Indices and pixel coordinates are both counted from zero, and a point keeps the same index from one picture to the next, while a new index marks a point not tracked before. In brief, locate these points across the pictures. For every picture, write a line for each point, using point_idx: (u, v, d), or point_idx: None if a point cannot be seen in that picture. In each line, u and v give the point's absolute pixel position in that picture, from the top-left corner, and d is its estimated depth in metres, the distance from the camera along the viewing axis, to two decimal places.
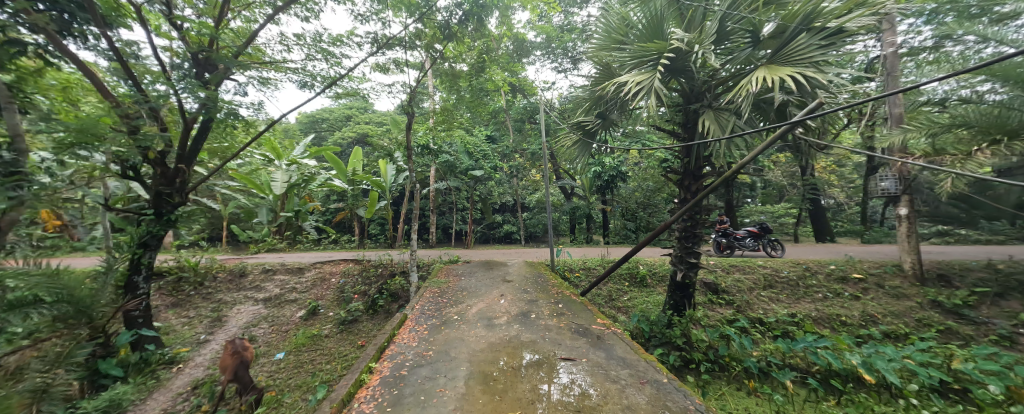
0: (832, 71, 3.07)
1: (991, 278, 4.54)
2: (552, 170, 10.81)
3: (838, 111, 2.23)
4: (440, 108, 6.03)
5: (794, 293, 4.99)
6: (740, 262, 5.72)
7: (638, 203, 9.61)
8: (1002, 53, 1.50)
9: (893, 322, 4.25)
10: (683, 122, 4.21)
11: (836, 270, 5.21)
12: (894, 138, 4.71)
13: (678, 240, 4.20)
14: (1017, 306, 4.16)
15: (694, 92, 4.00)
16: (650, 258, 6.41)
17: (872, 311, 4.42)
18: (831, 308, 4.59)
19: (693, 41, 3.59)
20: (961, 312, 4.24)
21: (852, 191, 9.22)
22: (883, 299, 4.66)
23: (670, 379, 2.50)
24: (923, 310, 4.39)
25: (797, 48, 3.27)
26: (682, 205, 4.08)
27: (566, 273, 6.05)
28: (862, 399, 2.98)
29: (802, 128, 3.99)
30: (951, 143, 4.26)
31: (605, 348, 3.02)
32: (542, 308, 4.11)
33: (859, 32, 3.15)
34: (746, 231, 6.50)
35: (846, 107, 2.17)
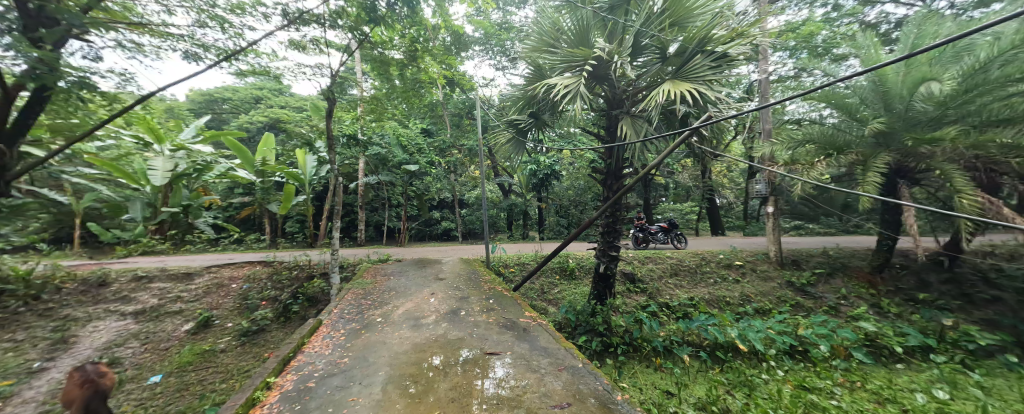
0: (721, 89, 3.62)
1: (825, 262, 5.82)
2: (489, 167, 10.85)
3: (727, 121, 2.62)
4: (369, 97, 5.61)
5: (693, 279, 5.75)
6: (652, 254, 6.41)
7: (570, 201, 10.15)
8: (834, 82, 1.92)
9: (763, 300, 5.18)
10: (607, 126, 4.54)
11: (724, 258, 6.17)
12: (766, 149, 5.73)
13: (602, 235, 4.52)
14: (840, 282, 5.41)
15: (615, 98, 4.34)
16: (578, 252, 6.84)
17: (748, 292, 5.34)
18: (720, 291, 5.41)
19: (613, 51, 3.89)
20: (805, 289, 5.36)
21: (739, 192, 11.00)
22: (755, 281, 5.64)
23: (585, 364, 2.70)
24: (783, 289, 5.43)
25: (694, 67, 3.77)
26: (605, 202, 4.41)
27: (501, 268, 6.14)
28: (737, 366, 3.59)
29: (699, 137, 4.60)
30: (803, 155, 5.33)
31: (530, 339, 3.14)
32: (472, 304, 4.11)
33: (740, 58, 3.76)
34: (658, 226, 7.32)
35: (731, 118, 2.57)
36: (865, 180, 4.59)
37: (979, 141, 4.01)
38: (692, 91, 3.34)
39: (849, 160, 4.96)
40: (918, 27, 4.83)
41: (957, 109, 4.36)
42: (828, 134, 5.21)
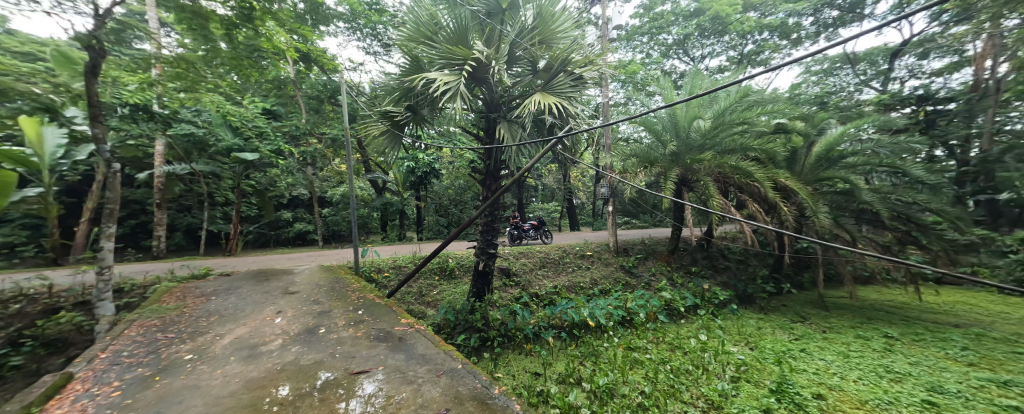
0: (579, 105, 4.18)
1: (644, 248, 7.50)
2: (358, 161, 9.70)
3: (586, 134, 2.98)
4: (175, 58, 4.09)
5: (558, 269, 6.49)
6: (523, 249, 6.94)
7: (450, 200, 10.04)
8: None
9: (605, 282, 6.27)
10: (485, 128, 4.64)
11: (579, 250, 7.20)
12: (609, 159, 6.97)
13: (480, 234, 4.60)
14: (653, 263, 7.08)
15: (493, 102, 4.46)
16: (455, 251, 6.80)
17: (596, 276, 6.38)
18: (577, 277, 6.28)
19: (490, 56, 3.98)
20: (632, 270, 6.77)
21: (590, 194, 13.10)
22: (601, 267, 6.79)
23: (464, 364, 2.66)
24: (620, 272, 6.72)
25: (559, 83, 4.24)
26: (484, 202, 4.50)
27: (373, 274, 5.52)
28: (589, 339, 4.26)
29: (563, 146, 5.21)
30: (632, 165, 6.72)
31: (405, 348, 2.91)
32: (336, 318, 3.55)
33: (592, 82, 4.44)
34: (529, 223, 7.97)
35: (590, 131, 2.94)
36: (666, 187, 6.11)
37: (721, 163, 5.95)
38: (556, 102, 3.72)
39: (658, 171, 6.53)
40: (696, 77, 6.72)
41: (713, 142, 6.25)
42: (647, 150, 6.75)
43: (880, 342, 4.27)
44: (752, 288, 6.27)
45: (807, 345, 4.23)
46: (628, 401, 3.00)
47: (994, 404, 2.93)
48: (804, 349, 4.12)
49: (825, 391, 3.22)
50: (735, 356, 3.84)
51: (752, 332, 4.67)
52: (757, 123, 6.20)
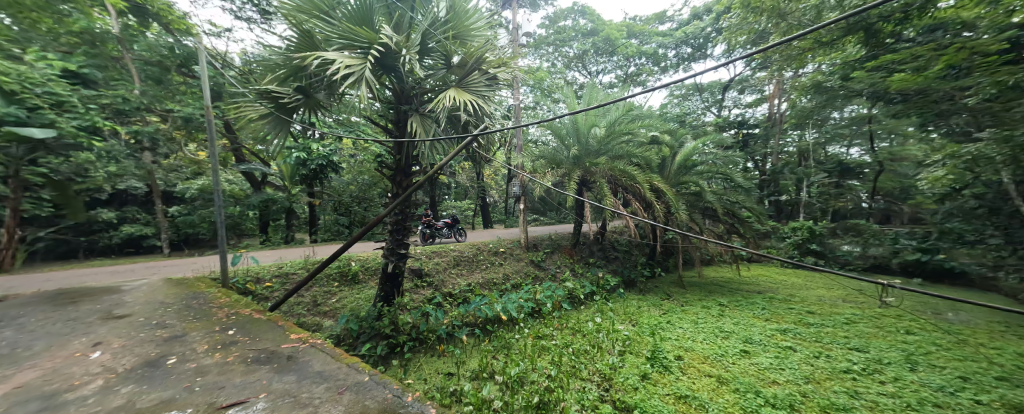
0: (494, 105, 4.24)
1: (551, 243, 8.06)
2: (228, 149, 7.99)
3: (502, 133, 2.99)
4: None
5: (471, 267, 6.47)
6: (435, 248, 6.74)
7: (352, 197, 9.09)
8: None
9: (516, 277, 6.53)
10: (395, 120, 4.33)
11: (493, 247, 7.33)
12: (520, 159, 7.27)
13: (389, 233, 4.30)
14: (558, 257, 7.66)
15: (403, 93, 4.21)
16: (358, 253, 6.21)
17: (508, 272, 6.58)
18: (490, 274, 6.36)
19: (401, 44, 3.72)
20: (540, 264, 7.23)
21: (502, 192, 13.45)
22: (513, 262, 7.04)
23: (371, 375, 2.45)
24: (530, 267, 7.08)
25: (473, 81, 4.23)
26: (394, 199, 4.20)
27: (250, 285, 4.63)
28: (501, 333, 4.40)
29: (478, 143, 5.22)
30: (541, 166, 7.13)
31: (295, 368, 2.53)
32: (194, 343, 2.87)
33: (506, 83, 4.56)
34: (443, 222, 7.78)
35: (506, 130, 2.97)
36: (569, 187, 6.69)
37: (613, 167, 6.81)
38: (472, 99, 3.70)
39: (563, 172, 7.09)
40: (593, 89, 7.50)
41: (607, 148, 7.11)
42: (553, 153, 7.28)
43: (718, 309, 5.50)
44: (635, 273, 7.37)
45: (671, 317, 5.17)
46: (537, 386, 3.20)
47: (779, 346, 4.10)
48: (670, 320, 5.02)
49: (685, 353, 3.99)
50: (623, 333, 4.45)
51: (632, 311, 5.49)
52: (639, 134, 7.30)
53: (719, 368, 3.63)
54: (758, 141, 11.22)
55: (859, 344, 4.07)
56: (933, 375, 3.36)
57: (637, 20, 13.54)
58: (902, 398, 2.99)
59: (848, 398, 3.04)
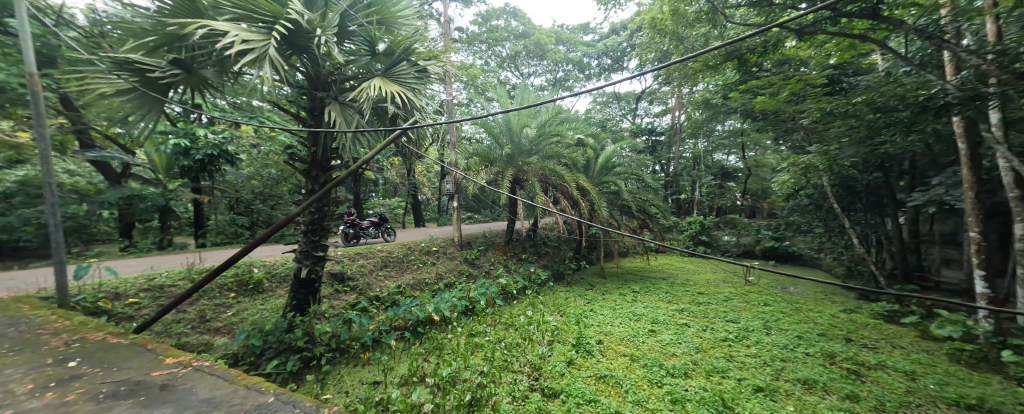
0: (423, 99, 4.12)
1: (484, 241, 8.11)
2: None
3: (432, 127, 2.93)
4: None
5: (400, 268, 6.16)
6: (360, 249, 6.28)
7: (256, 194, 7.94)
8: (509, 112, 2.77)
9: (449, 276, 6.42)
10: (309, 108, 3.90)
11: (424, 246, 7.08)
12: (452, 157, 7.20)
13: (303, 234, 3.88)
14: (491, 254, 7.72)
15: (318, 79, 3.81)
16: (263, 258, 5.44)
17: (440, 272, 6.42)
18: (420, 275, 6.13)
19: (315, 23, 3.36)
20: (474, 262, 7.23)
21: (434, 190, 13.01)
22: (445, 262, 6.88)
23: (279, 395, 2.19)
24: (462, 265, 7.00)
25: (401, 72, 4.05)
26: (309, 196, 3.80)
27: (105, 303, 3.73)
28: (432, 335, 4.33)
29: (406, 138, 5.03)
30: (473, 164, 7.14)
31: (175, 398, 2.13)
32: (10, 383, 2.21)
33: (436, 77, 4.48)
34: (369, 221, 7.29)
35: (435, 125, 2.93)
36: (502, 185, 6.81)
37: (543, 167, 7.14)
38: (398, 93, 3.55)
39: (496, 171, 7.19)
40: (525, 91, 7.75)
41: (538, 149, 7.41)
42: (486, 151, 7.33)
43: (632, 295, 6.16)
44: (564, 266, 7.85)
45: (592, 306, 5.64)
46: (469, 384, 3.23)
47: (678, 324, 4.78)
48: (592, 308, 5.48)
49: (604, 337, 4.40)
50: (551, 324, 4.73)
51: (559, 302, 5.84)
52: (567, 136, 7.75)
53: (631, 348, 4.09)
54: (664, 146, 12.80)
55: (733, 316, 4.96)
56: (781, 336, 4.26)
57: (563, 28, 14.37)
58: (762, 357, 3.75)
59: (726, 361, 3.70)
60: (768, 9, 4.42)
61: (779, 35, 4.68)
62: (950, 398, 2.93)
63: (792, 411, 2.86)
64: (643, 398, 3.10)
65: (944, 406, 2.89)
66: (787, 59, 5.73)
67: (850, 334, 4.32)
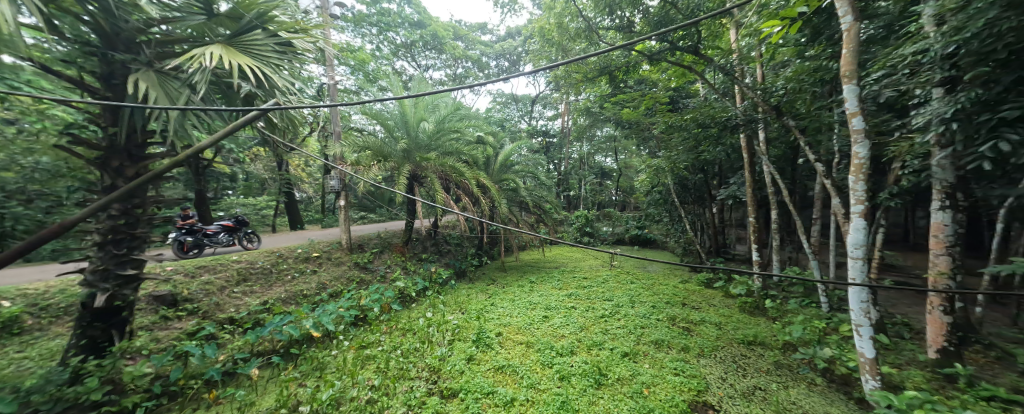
0: (286, 77, 3.47)
1: (379, 243, 7.40)
2: None
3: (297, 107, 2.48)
4: None
5: (267, 281, 5.07)
6: (209, 262, 4.99)
7: None
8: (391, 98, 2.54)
9: (335, 284, 5.54)
10: (103, 74, 2.85)
11: (301, 253, 6.02)
12: (336, 149, 6.34)
13: (97, 247, 2.83)
14: (387, 256, 7.00)
15: (118, 37, 2.82)
16: (26, 285, 3.78)
17: (323, 280, 5.48)
18: (296, 286, 5.13)
19: None
20: (367, 266, 6.36)
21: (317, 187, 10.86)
22: (329, 268, 5.93)
23: None
24: (351, 270, 6.09)
25: (254, 42, 3.32)
26: (108, 194, 2.79)
27: None
28: (310, 354, 3.73)
29: (265, 122, 4.22)
30: (363, 158, 6.43)
31: None
32: None
33: (305, 53, 3.83)
34: (219, 225, 5.89)
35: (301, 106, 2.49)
36: (398, 182, 6.30)
37: (443, 163, 6.84)
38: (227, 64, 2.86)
39: (390, 166, 6.65)
40: (420, 83, 7.35)
41: (437, 144, 7.08)
42: (379, 144, 6.68)
43: (529, 286, 6.50)
44: (466, 263, 7.77)
45: (493, 299, 5.74)
46: (358, 402, 2.92)
47: (567, 307, 5.24)
48: (493, 302, 5.56)
49: (503, 328, 4.50)
50: (451, 322, 4.62)
51: (460, 300, 5.74)
52: (466, 133, 7.65)
53: (527, 335, 4.29)
54: (557, 148, 13.92)
55: (610, 295, 5.71)
56: (643, 307, 5.09)
57: (461, 24, 14.24)
58: (629, 327, 4.40)
59: (603, 335, 4.21)
60: (631, 34, 5.19)
61: (637, 59, 5.54)
62: (742, 339, 3.96)
63: (648, 368, 3.43)
64: (536, 381, 3.27)
65: (738, 345, 3.90)
66: (644, 78, 6.82)
67: (686, 299, 5.43)
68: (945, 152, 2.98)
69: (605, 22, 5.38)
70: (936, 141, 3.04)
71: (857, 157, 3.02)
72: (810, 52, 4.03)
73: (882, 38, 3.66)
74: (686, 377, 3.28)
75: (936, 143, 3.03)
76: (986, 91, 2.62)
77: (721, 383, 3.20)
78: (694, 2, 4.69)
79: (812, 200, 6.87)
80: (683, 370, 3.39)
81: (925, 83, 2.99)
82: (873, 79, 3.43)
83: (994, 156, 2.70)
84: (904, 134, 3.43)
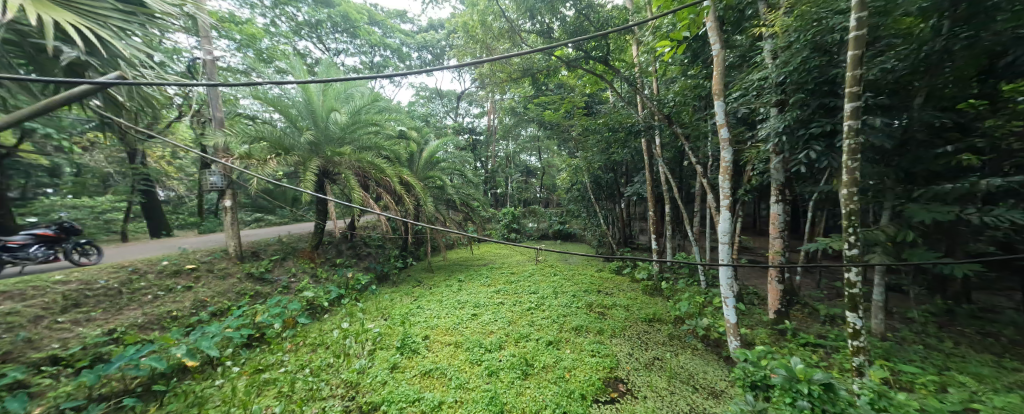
0: (129, 45, 2.84)
1: (280, 249, 6.42)
2: None
3: (148, 84, 1.94)
4: None
5: (115, 304, 3.98)
6: (14, 287, 3.68)
7: None
8: (284, 81, 2.16)
9: (220, 300, 4.61)
10: None
11: (168, 265, 4.87)
12: (217, 138, 5.26)
13: None
14: (291, 263, 6.11)
15: None
16: None
17: (201, 296, 4.52)
18: (161, 307, 4.13)
19: None
20: (264, 277, 5.44)
21: (191, 184, 8.82)
22: (211, 282, 4.92)
23: None
24: (241, 283, 5.14)
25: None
26: None
27: None
28: (183, 388, 3.05)
29: (101, 101, 3.33)
30: (256, 151, 5.48)
31: None
32: None
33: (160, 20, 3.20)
34: (26, 237, 4.40)
35: (152, 82, 1.95)
36: (305, 178, 5.54)
37: (360, 159, 6.18)
38: (32, 20, 2.16)
39: (293, 161, 5.81)
40: (329, 68, 6.57)
41: (351, 137, 6.42)
42: (277, 135, 5.78)
43: (457, 285, 6.39)
44: (389, 266, 7.26)
45: (419, 302, 5.49)
46: None
47: (495, 303, 5.32)
48: (419, 305, 5.33)
49: (430, 331, 4.34)
50: (371, 330, 4.28)
51: (383, 306, 5.35)
52: (386, 127, 7.12)
53: (455, 335, 4.22)
54: (483, 146, 13.92)
55: (536, 288, 5.96)
56: (565, 297, 5.45)
57: (378, 9, 13.19)
58: (552, 317, 4.67)
59: (529, 327, 4.39)
60: (550, 40, 5.50)
61: (556, 64, 5.87)
62: (645, 317, 4.55)
63: (570, 354, 3.70)
64: (464, 380, 3.26)
65: (642, 323, 4.46)
66: (563, 83, 7.25)
67: (601, 287, 5.99)
68: (779, 158, 3.85)
69: (526, 25, 5.59)
70: (774, 149, 3.92)
71: (724, 161, 3.71)
72: (691, 72, 4.80)
73: (739, 65, 4.55)
74: (601, 357, 3.63)
75: (774, 151, 3.90)
76: (803, 112, 3.46)
77: (628, 358, 3.63)
78: (604, 16, 5.20)
79: (695, 196, 8.19)
80: (599, 351, 3.74)
81: (766, 103, 3.82)
82: (734, 98, 4.25)
83: (807, 162, 3.60)
84: (754, 143, 4.33)
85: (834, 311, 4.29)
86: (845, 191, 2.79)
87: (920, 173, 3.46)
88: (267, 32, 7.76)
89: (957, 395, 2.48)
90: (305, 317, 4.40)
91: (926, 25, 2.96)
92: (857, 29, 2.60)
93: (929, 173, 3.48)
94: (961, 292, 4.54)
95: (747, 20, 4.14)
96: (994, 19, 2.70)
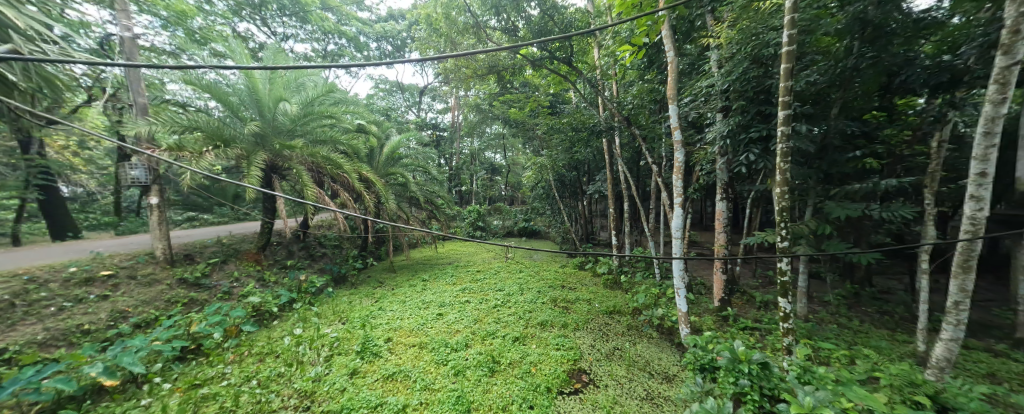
0: (26, 13, 2.62)
1: (219, 251, 5.81)
2: None
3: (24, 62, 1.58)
4: None
5: (6, 320, 3.37)
6: None
7: None
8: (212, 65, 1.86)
9: (145, 310, 4.07)
10: None
11: (77, 273, 4.21)
12: (139, 127, 4.62)
13: None
14: (232, 267, 5.54)
15: None
16: None
17: (122, 306, 3.97)
18: (68, 320, 3.57)
19: None
20: (200, 282, 4.89)
21: (105, 178, 7.70)
22: (133, 290, 4.32)
23: None
24: (172, 290, 4.57)
25: None
26: None
27: None
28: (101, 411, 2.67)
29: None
30: (189, 142, 4.89)
31: None
32: None
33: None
34: None
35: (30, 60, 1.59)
36: (249, 173, 5.06)
37: (313, 153, 5.78)
38: None
39: (234, 154, 5.28)
40: (276, 55, 6.05)
41: (303, 129, 5.97)
42: (215, 126, 5.23)
43: (421, 285, 6.22)
44: (346, 267, 6.86)
45: (382, 303, 5.28)
46: None
47: (462, 301, 5.26)
48: (381, 307, 5.12)
49: (393, 333, 4.20)
50: (328, 335, 4.05)
51: (342, 309, 5.06)
52: (342, 120, 6.71)
53: (420, 337, 4.11)
54: (446, 142, 13.62)
55: (502, 286, 5.98)
56: (531, 293, 5.53)
57: None
58: (518, 313, 4.72)
59: (495, 324, 4.40)
60: (515, 38, 5.52)
61: (521, 62, 5.90)
62: (605, 310, 4.76)
63: (535, 348, 3.77)
64: (429, 382, 3.19)
65: (603, 315, 4.66)
66: (528, 82, 7.30)
67: (565, 282, 6.16)
68: (723, 160, 4.20)
69: (491, 22, 5.56)
70: (720, 151, 4.26)
71: (677, 161, 3.96)
72: (648, 76, 5.09)
73: (689, 73, 4.89)
74: (566, 350, 3.75)
75: (719, 152, 4.24)
76: (743, 118, 3.80)
77: (591, 349, 3.79)
78: (567, 18, 5.35)
79: (651, 194, 8.68)
80: (563, 344, 3.85)
81: (712, 109, 4.14)
82: (685, 103, 4.55)
83: (748, 163, 3.95)
84: (702, 145, 4.68)
85: (768, 298, 4.79)
86: (778, 189, 3.10)
87: (836, 175, 3.96)
88: (200, 10, 6.94)
89: (864, 366, 2.88)
90: (250, 324, 4.04)
91: (841, 44, 3.38)
92: (788, 45, 2.87)
93: (843, 175, 4.00)
94: (865, 277, 5.28)
95: (696, 30, 4.46)
96: (892, 42, 3.15)
